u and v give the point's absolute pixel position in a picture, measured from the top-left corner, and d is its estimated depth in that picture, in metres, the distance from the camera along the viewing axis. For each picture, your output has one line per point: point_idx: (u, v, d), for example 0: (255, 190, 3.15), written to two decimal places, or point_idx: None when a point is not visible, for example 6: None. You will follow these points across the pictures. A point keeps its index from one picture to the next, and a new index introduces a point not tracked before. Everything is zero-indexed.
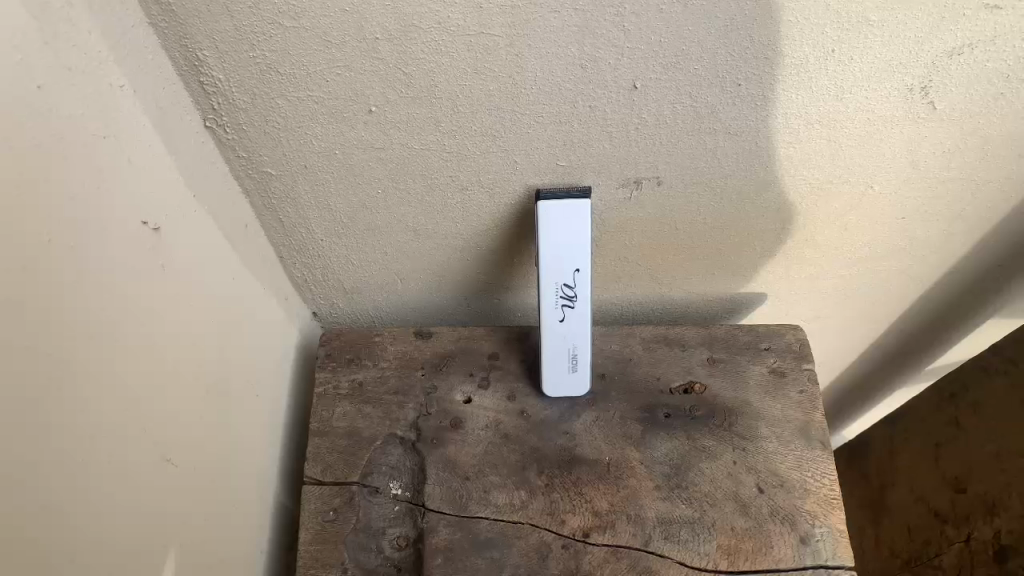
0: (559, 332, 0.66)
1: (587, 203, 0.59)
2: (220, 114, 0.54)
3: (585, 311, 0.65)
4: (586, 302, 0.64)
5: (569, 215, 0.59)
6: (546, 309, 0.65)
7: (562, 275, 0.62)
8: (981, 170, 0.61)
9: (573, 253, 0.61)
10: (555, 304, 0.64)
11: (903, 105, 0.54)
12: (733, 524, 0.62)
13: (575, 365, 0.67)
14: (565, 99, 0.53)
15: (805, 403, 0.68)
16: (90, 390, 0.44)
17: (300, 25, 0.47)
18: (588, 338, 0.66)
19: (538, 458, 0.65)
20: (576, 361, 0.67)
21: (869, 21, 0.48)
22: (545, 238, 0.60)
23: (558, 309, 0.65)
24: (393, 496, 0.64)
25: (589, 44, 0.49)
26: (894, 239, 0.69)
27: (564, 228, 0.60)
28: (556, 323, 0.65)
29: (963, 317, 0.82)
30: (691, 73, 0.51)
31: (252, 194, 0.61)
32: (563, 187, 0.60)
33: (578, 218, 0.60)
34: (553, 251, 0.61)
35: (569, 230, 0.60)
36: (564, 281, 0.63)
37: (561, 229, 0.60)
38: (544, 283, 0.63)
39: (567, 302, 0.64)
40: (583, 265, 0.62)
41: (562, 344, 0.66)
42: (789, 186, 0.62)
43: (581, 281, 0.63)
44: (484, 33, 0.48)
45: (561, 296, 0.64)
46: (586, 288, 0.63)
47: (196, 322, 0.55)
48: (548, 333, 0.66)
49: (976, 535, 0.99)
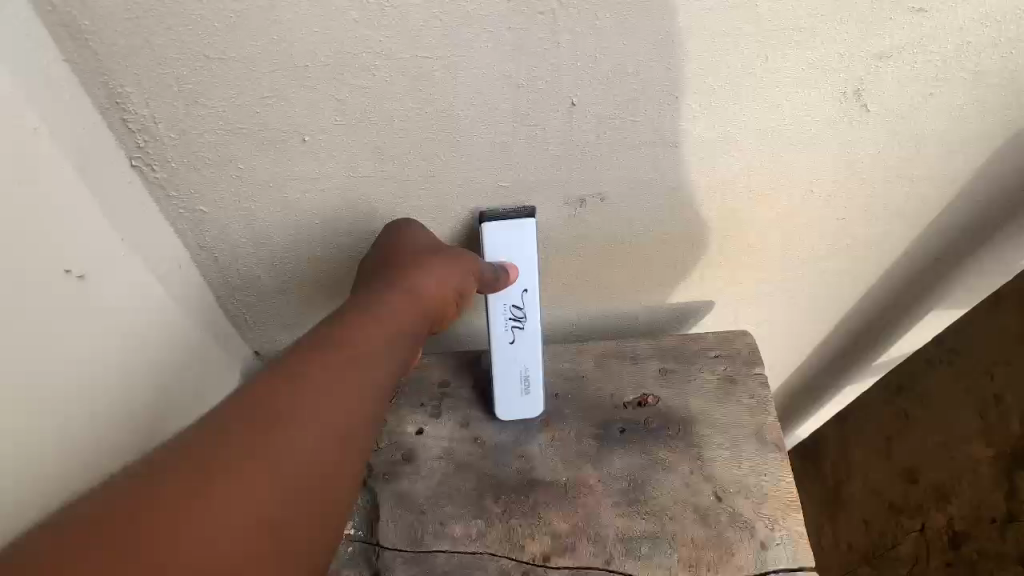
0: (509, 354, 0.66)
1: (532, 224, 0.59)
2: (147, 152, 0.51)
3: (533, 333, 0.66)
4: (536, 325, 0.65)
5: (517, 236, 0.60)
6: (494, 327, 0.65)
7: (510, 296, 0.63)
8: (913, 168, 0.62)
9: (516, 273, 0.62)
10: (504, 324, 0.65)
11: (836, 108, 0.55)
12: (693, 535, 0.61)
13: (528, 388, 0.67)
14: (501, 120, 0.52)
15: (757, 407, 0.69)
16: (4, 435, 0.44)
17: (228, 58, 0.45)
18: (540, 361, 0.67)
19: (494, 484, 0.64)
20: (529, 388, 0.67)
21: (799, 28, 0.48)
22: (488, 253, 0.61)
23: (506, 329, 0.65)
24: (347, 537, 0.62)
25: (525, 64, 0.48)
26: (838, 240, 0.69)
27: (508, 246, 0.60)
28: (507, 345, 0.66)
29: (904, 312, 0.83)
30: (628, 87, 0.51)
31: (185, 232, 0.58)
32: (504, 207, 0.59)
33: (522, 237, 0.60)
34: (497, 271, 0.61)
35: (514, 250, 0.61)
36: (513, 302, 0.64)
37: (505, 247, 0.60)
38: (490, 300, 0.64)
39: (516, 322, 0.65)
40: (530, 286, 0.63)
41: (514, 367, 0.67)
42: (726, 198, 0.62)
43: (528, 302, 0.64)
44: (416, 57, 0.47)
45: (510, 316, 0.65)
46: (535, 310, 0.65)
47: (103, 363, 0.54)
48: (499, 355, 0.66)
49: (931, 525, 1.12)
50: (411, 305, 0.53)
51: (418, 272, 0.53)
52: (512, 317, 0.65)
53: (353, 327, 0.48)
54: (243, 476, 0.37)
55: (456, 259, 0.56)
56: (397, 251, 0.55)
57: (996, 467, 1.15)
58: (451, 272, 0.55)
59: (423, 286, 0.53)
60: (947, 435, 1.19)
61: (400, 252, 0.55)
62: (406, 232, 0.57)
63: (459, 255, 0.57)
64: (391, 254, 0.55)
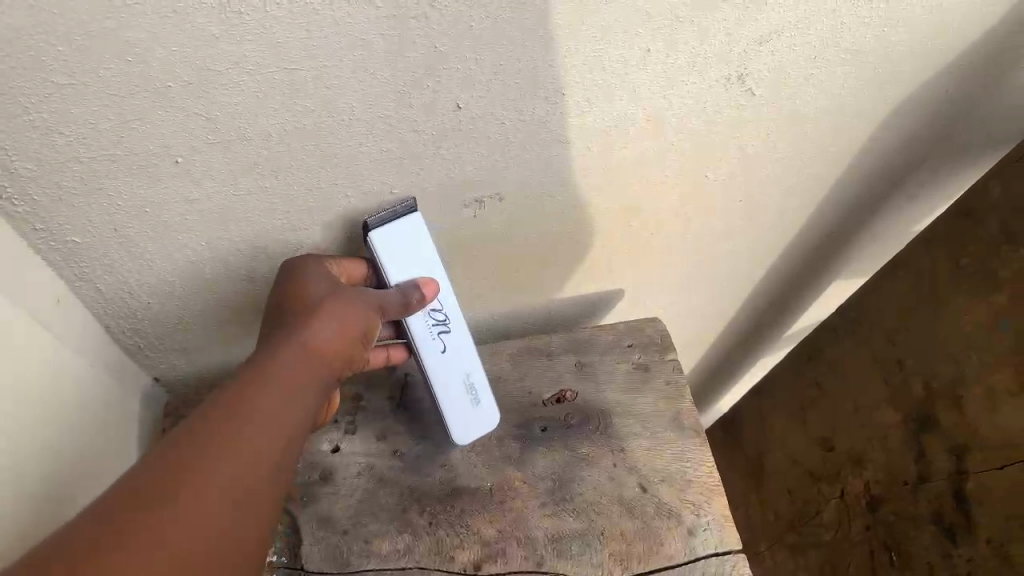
0: (444, 364, 0.63)
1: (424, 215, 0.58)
2: (3, 186, 0.47)
3: (461, 336, 0.64)
4: (461, 326, 0.64)
5: (414, 231, 0.58)
6: (420, 344, 0.63)
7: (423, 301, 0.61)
8: (804, 148, 0.63)
9: (427, 271, 0.60)
10: (429, 336, 0.63)
11: (723, 93, 0.55)
12: (621, 527, 0.61)
13: (474, 395, 0.65)
14: (387, 127, 0.50)
15: (674, 393, 0.69)
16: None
17: (80, 82, 0.42)
18: (476, 361, 0.65)
19: (418, 497, 0.62)
20: (476, 397, 0.65)
21: (678, 18, 0.48)
22: (388, 257, 0.58)
23: (432, 342, 0.63)
24: (268, 564, 0.59)
25: (404, 69, 0.46)
26: (739, 222, 0.70)
27: (409, 244, 0.58)
28: (439, 356, 0.63)
29: (808, 285, 0.85)
30: (514, 86, 0.50)
31: (57, 265, 0.54)
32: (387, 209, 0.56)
33: (419, 230, 0.58)
34: (402, 276, 0.59)
35: (416, 247, 0.59)
36: (433, 306, 0.61)
37: (402, 246, 0.58)
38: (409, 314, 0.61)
39: (442, 327, 0.63)
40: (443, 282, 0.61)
41: (455, 377, 0.64)
42: (626, 188, 0.62)
43: (445, 302, 0.62)
44: (287, 69, 0.44)
45: (433, 323, 0.62)
46: (456, 309, 0.63)
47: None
48: (436, 374, 0.64)
49: (849, 489, 1.29)
50: (322, 353, 0.51)
51: (328, 317, 0.52)
52: (433, 324, 0.62)
53: (265, 374, 0.47)
54: (181, 512, 0.39)
55: (365, 301, 0.55)
56: (304, 288, 0.53)
57: (905, 434, 1.29)
58: (360, 315, 0.54)
59: (335, 333, 0.52)
60: (857, 402, 1.34)
61: (309, 288, 0.53)
62: (307, 267, 0.55)
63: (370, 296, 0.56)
64: (296, 294, 0.53)
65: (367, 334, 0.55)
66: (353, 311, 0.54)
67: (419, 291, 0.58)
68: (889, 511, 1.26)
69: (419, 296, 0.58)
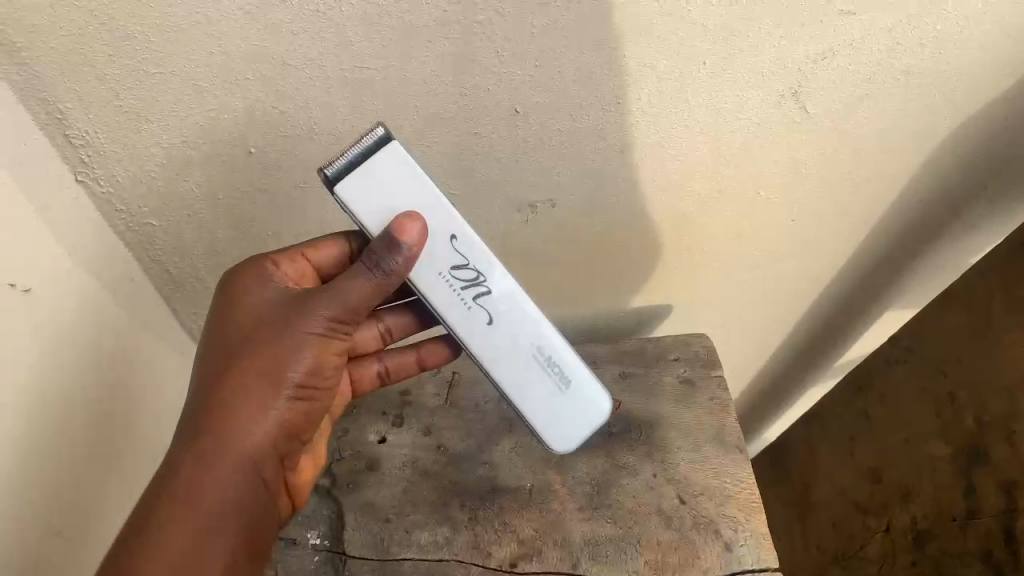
0: (488, 332, 0.54)
1: (397, 143, 0.49)
2: (91, 166, 0.51)
3: (503, 295, 0.54)
4: (500, 278, 0.53)
5: (386, 169, 0.50)
6: (457, 319, 0.54)
7: (440, 261, 0.53)
8: (859, 169, 0.63)
9: (439, 215, 0.52)
10: (463, 309, 0.54)
11: (776, 110, 0.56)
12: (659, 538, 0.61)
13: (550, 364, 0.55)
14: (447, 127, 0.53)
15: (717, 408, 0.69)
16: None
17: (168, 71, 0.45)
18: (531, 325, 0.55)
19: (458, 492, 0.64)
20: (557, 364, 0.55)
21: (734, 32, 0.49)
22: (362, 209, 0.50)
23: (468, 314, 0.54)
24: (312, 546, 0.62)
25: (466, 71, 0.49)
26: (790, 242, 0.70)
27: (378, 190, 0.50)
28: (482, 325, 0.54)
29: (862, 313, 0.85)
30: (570, 93, 0.52)
31: (134, 246, 0.58)
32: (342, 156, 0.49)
33: (393, 168, 0.50)
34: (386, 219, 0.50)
35: (391, 190, 0.50)
36: (452, 265, 0.53)
37: (380, 190, 0.50)
38: (432, 288, 0.53)
39: (477, 288, 0.54)
40: (459, 231, 0.52)
41: (512, 348, 0.55)
42: (676, 201, 0.63)
43: (472, 254, 0.53)
44: (357, 68, 0.47)
45: (462, 285, 0.53)
46: (483, 257, 0.53)
47: (60, 378, 0.54)
48: (491, 353, 0.54)
49: (896, 523, 1.21)
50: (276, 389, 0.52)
51: (255, 380, 0.51)
52: (462, 288, 0.53)
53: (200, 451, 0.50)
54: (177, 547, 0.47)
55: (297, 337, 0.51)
56: (235, 332, 0.52)
57: (959, 463, 1.26)
58: (289, 362, 0.51)
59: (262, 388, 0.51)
60: (909, 432, 1.29)
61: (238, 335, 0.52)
62: (240, 293, 0.53)
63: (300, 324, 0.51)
64: (227, 339, 0.52)
65: (310, 373, 0.53)
66: (274, 363, 0.51)
67: (394, 237, 0.48)
68: (936, 548, 1.19)
69: (385, 259, 0.49)
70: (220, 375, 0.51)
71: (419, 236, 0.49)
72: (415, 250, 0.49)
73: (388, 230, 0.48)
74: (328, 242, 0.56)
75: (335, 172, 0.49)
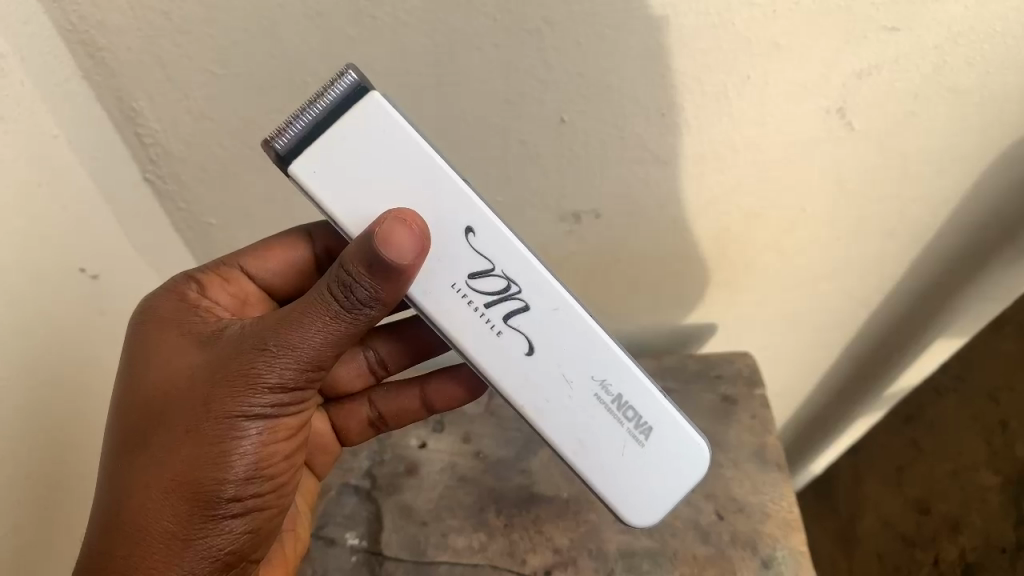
0: (519, 356, 0.46)
1: (377, 95, 0.43)
2: (158, 165, 0.54)
3: (537, 310, 0.46)
4: (538, 290, 0.46)
5: (356, 129, 0.43)
6: (480, 340, 0.46)
7: (459, 270, 0.45)
8: (906, 188, 0.62)
9: (457, 212, 0.44)
10: (490, 332, 0.46)
11: (821, 126, 0.56)
12: (694, 551, 0.61)
13: (600, 393, 0.47)
14: (495, 133, 0.55)
15: (757, 427, 0.69)
16: (13, 415, 0.47)
17: (233, 73, 0.48)
18: (573, 348, 0.46)
19: (496, 499, 0.64)
20: (610, 392, 0.47)
21: (778, 46, 0.50)
22: (324, 186, 0.43)
23: (495, 337, 0.46)
24: (350, 547, 0.62)
25: (515, 78, 0.51)
26: (835, 261, 0.70)
27: (346, 158, 0.43)
28: (514, 349, 0.46)
29: (911, 340, 0.83)
30: (615, 103, 0.53)
31: (194, 244, 0.61)
32: (297, 119, 0.43)
33: (369, 129, 0.43)
34: (341, 198, 0.43)
35: (365, 158, 0.43)
36: (474, 274, 0.45)
37: (339, 165, 0.43)
38: (452, 308, 0.46)
39: (506, 303, 0.46)
40: (476, 222, 0.45)
41: (549, 377, 0.47)
42: (718, 215, 0.64)
43: (498, 257, 0.45)
44: (411, 73, 0.50)
45: (487, 298, 0.46)
46: (516, 263, 0.45)
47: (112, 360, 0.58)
48: (526, 388, 0.47)
49: (943, 556, 1.01)
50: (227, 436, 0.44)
51: (179, 477, 0.43)
52: (488, 305, 0.46)
53: (123, 568, 0.43)
54: None
55: (231, 417, 0.43)
56: (149, 410, 0.45)
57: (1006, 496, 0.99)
58: (226, 451, 0.44)
59: (191, 485, 0.43)
60: (956, 463, 1.06)
61: (153, 415, 0.44)
62: (158, 358, 0.46)
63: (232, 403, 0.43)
64: (141, 422, 0.45)
65: (254, 459, 0.45)
66: (205, 453, 0.43)
67: (382, 255, 0.40)
68: None
69: (362, 284, 0.41)
70: (132, 465, 0.44)
71: (408, 245, 0.40)
72: (407, 269, 0.41)
73: (370, 243, 0.40)
74: (285, 245, 0.53)
75: (288, 141, 0.43)
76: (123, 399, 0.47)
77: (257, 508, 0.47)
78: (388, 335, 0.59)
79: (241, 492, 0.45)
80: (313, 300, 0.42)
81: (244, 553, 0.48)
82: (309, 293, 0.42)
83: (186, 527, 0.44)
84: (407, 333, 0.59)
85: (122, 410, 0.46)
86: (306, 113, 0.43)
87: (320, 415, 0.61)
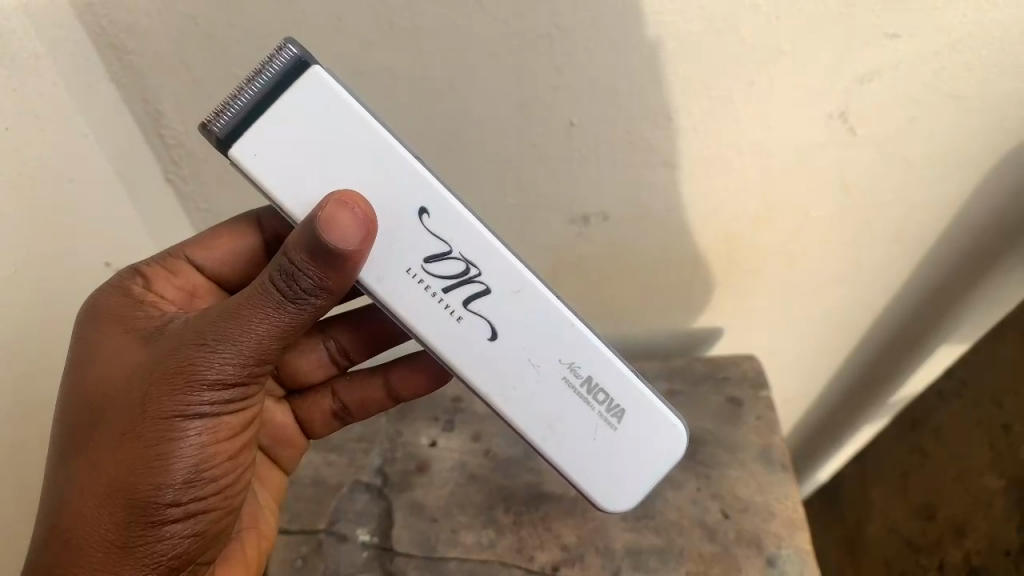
0: (480, 341, 0.47)
1: (319, 70, 0.42)
2: (180, 165, 0.56)
3: (497, 294, 0.46)
4: (496, 274, 0.46)
5: (298, 109, 0.42)
6: (440, 325, 0.47)
7: (415, 254, 0.45)
8: (911, 192, 0.64)
9: (411, 194, 0.44)
10: (449, 318, 0.46)
11: (826, 131, 0.57)
12: (700, 549, 0.61)
13: (567, 376, 0.47)
14: (507, 137, 0.56)
15: (763, 428, 0.70)
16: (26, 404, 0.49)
17: None
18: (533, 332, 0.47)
19: (505, 497, 0.65)
20: (574, 374, 0.47)
21: (782, 52, 0.52)
22: (268, 172, 0.43)
23: (456, 323, 0.47)
24: (361, 543, 0.63)
25: (528, 82, 0.52)
26: (841, 266, 0.71)
27: (289, 141, 0.43)
28: (473, 334, 0.47)
29: (918, 347, 0.84)
30: (624, 107, 0.55)
31: None
32: (234, 100, 0.42)
33: (311, 108, 0.42)
34: (286, 180, 0.43)
35: (310, 140, 0.43)
36: (432, 257, 0.45)
37: (283, 149, 0.43)
38: (409, 293, 0.46)
39: (463, 287, 0.46)
40: (431, 204, 0.45)
41: (512, 362, 0.47)
42: (726, 219, 0.65)
43: (453, 241, 0.45)
44: (427, 76, 0.52)
45: (445, 283, 0.46)
46: (473, 247, 0.45)
47: None
48: (488, 373, 0.47)
49: (948, 561, 1.01)
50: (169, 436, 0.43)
51: (115, 482, 0.43)
52: (445, 289, 0.46)
53: None
54: None
55: (169, 417, 0.43)
56: (87, 411, 0.45)
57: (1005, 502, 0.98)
58: (167, 451, 0.43)
59: (131, 486, 0.43)
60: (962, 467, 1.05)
61: (92, 418, 0.44)
62: (98, 357, 0.46)
63: (173, 400, 0.43)
64: (79, 425, 0.44)
65: (197, 459, 0.45)
66: (143, 455, 0.43)
67: (325, 241, 0.40)
68: None
69: (306, 272, 0.41)
70: (73, 467, 0.43)
71: (352, 230, 0.41)
72: (354, 255, 0.41)
73: (314, 229, 0.40)
74: (233, 233, 0.55)
75: (227, 122, 0.42)
76: (64, 401, 0.46)
77: (202, 513, 0.47)
78: (349, 327, 0.61)
79: (182, 496, 0.45)
80: (256, 292, 0.42)
81: (190, 561, 0.47)
82: (252, 285, 0.42)
83: (127, 530, 0.43)
84: (367, 322, 0.61)
85: (64, 412, 0.46)
86: (245, 92, 0.42)
87: (280, 407, 0.62)
